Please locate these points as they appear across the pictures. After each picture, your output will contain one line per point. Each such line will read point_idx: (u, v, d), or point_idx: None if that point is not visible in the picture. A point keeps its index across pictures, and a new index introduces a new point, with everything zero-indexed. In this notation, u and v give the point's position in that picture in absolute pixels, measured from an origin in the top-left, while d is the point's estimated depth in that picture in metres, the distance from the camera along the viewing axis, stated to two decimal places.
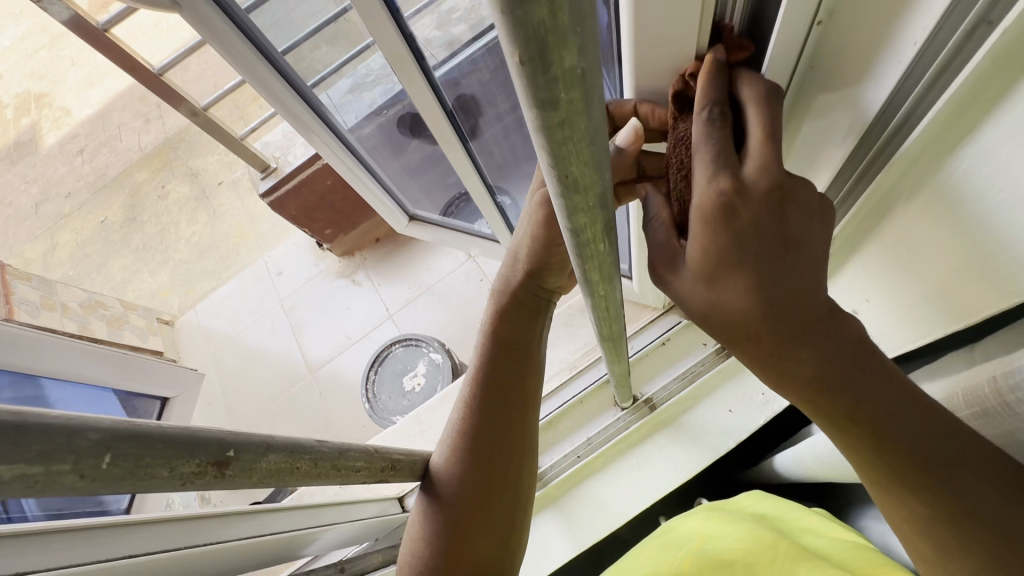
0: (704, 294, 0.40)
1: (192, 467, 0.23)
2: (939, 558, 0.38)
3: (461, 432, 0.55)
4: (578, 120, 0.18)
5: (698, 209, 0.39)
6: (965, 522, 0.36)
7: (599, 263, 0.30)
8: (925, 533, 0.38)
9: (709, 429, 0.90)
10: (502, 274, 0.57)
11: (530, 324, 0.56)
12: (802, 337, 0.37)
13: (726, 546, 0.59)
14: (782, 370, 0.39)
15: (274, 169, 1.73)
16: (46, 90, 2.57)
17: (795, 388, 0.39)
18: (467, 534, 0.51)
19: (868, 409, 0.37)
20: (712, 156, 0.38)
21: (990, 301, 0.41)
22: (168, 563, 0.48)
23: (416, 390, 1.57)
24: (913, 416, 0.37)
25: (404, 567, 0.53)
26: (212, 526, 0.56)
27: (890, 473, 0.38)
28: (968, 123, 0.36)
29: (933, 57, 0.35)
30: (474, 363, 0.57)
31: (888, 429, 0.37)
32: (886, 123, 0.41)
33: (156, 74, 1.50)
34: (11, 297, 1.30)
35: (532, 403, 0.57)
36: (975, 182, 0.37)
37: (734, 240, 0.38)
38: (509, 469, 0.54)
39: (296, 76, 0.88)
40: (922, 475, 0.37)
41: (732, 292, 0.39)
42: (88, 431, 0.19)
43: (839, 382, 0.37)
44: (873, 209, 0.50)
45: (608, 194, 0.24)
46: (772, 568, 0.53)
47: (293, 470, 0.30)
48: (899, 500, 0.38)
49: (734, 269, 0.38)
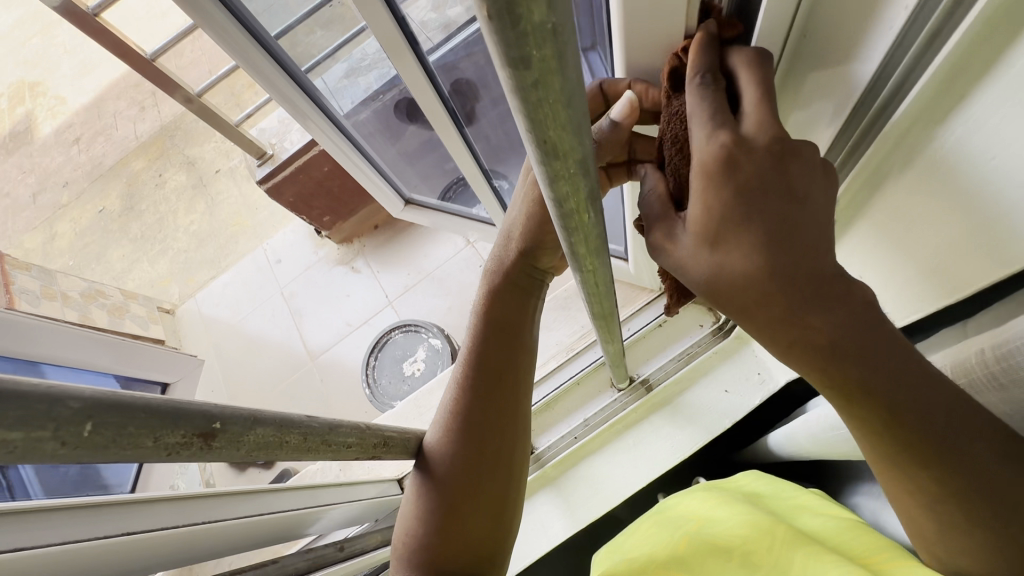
0: (708, 258, 0.39)
1: (177, 438, 0.23)
2: (947, 532, 0.36)
3: (457, 409, 0.55)
4: (552, 81, 0.18)
5: (697, 167, 0.38)
6: (974, 497, 0.34)
7: (585, 235, 0.29)
8: (934, 513, 0.36)
9: (705, 409, 0.90)
10: (496, 255, 0.58)
11: (523, 302, 0.57)
12: (811, 298, 0.36)
13: (724, 531, 0.58)
14: (787, 334, 0.37)
15: (271, 156, 1.72)
16: (40, 79, 2.55)
17: (803, 354, 0.37)
18: (462, 510, 0.51)
19: (882, 375, 0.35)
20: (710, 114, 0.38)
21: (984, 270, 0.41)
22: (170, 540, 0.49)
23: (416, 374, 1.59)
24: (926, 386, 0.35)
25: (397, 546, 0.53)
26: (216, 501, 0.57)
27: (905, 448, 0.35)
28: (959, 89, 0.35)
29: (927, 16, 0.34)
30: (468, 342, 0.58)
31: (900, 399, 0.35)
32: (877, 93, 0.41)
33: (149, 60, 1.48)
34: (10, 287, 1.30)
35: (525, 382, 0.57)
36: (967, 151, 0.37)
37: (737, 200, 0.37)
38: (503, 446, 0.54)
39: (289, 60, 0.86)
40: (932, 450, 0.35)
41: (735, 254, 0.38)
42: (69, 399, 0.19)
43: (850, 347, 0.36)
44: (865, 183, 0.49)
45: (589, 161, 0.24)
46: (769, 556, 0.52)
47: (282, 444, 0.30)
48: (910, 480, 0.36)
49: (736, 231, 0.38)
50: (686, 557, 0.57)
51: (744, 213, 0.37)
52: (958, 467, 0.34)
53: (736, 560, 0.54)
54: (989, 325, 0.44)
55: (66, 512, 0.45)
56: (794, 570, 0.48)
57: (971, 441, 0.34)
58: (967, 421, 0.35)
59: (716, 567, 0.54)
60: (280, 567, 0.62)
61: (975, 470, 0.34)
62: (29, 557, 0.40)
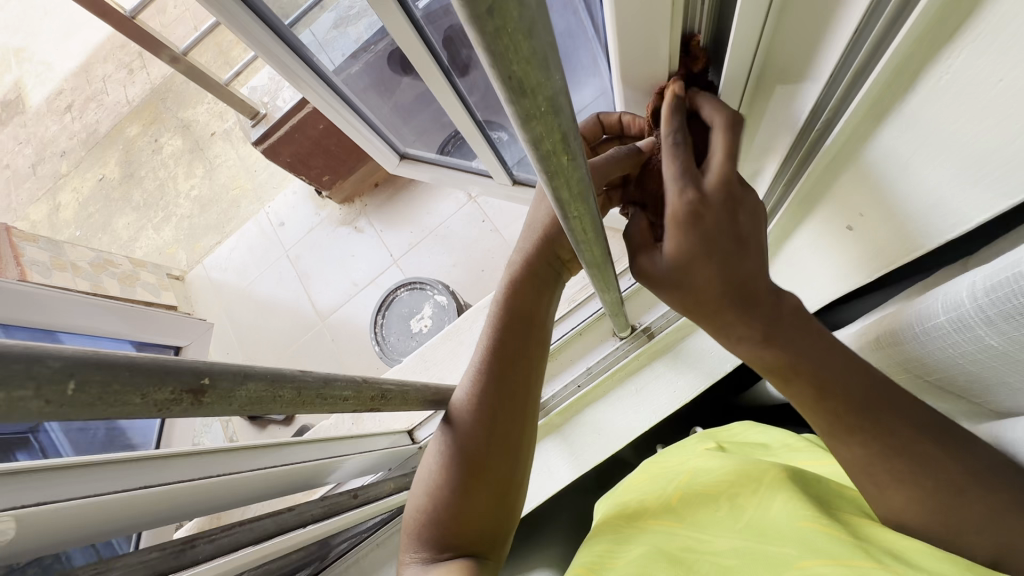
0: (678, 280, 0.47)
1: (165, 394, 0.24)
2: (882, 492, 0.44)
3: (474, 394, 0.56)
4: (508, 8, 0.16)
5: (671, 216, 0.45)
6: (901, 462, 0.43)
7: (567, 180, 0.28)
8: (868, 475, 0.45)
9: (707, 354, 0.91)
10: (520, 247, 0.57)
11: (541, 295, 0.57)
12: (751, 307, 0.46)
13: (712, 477, 0.59)
14: (738, 342, 0.47)
15: (264, 115, 1.69)
16: (25, 44, 2.47)
17: (751, 347, 0.47)
18: (473, 491, 0.53)
19: (808, 365, 0.45)
20: (681, 170, 0.45)
21: (972, 215, 0.39)
22: (204, 488, 0.51)
23: (424, 330, 1.60)
24: (840, 374, 0.45)
25: (409, 524, 0.55)
26: (247, 457, 0.60)
27: (839, 423, 0.44)
28: (965, 8, 0.31)
29: None
30: (486, 330, 0.58)
31: (825, 379, 0.45)
32: (880, 14, 0.36)
33: (129, 18, 1.42)
34: (21, 259, 1.30)
35: (538, 371, 0.58)
36: (969, 79, 0.33)
37: (699, 235, 0.45)
38: (512, 433, 0.55)
39: (273, 16, 0.83)
40: (861, 422, 0.44)
41: (700, 272, 0.46)
42: (49, 358, 0.19)
43: (787, 350, 0.45)
44: (862, 126, 0.44)
45: (560, 99, 0.23)
46: (754, 498, 0.54)
47: (275, 398, 0.31)
48: (846, 447, 0.45)
49: (704, 262, 0.45)
50: (678, 506, 0.58)
51: (711, 254, 0.45)
52: (876, 429, 0.44)
53: (724, 506, 0.55)
54: (985, 259, 0.43)
55: (105, 461, 0.48)
56: (776, 510, 0.50)
57: (885, 410, 0.44)
58: (878, 395, 0.44)
59: (706, 512, 0.56)
60: (298, 515, 0.65)
61: (886, 431, 0.43)
62: (75, 505, 0.42)
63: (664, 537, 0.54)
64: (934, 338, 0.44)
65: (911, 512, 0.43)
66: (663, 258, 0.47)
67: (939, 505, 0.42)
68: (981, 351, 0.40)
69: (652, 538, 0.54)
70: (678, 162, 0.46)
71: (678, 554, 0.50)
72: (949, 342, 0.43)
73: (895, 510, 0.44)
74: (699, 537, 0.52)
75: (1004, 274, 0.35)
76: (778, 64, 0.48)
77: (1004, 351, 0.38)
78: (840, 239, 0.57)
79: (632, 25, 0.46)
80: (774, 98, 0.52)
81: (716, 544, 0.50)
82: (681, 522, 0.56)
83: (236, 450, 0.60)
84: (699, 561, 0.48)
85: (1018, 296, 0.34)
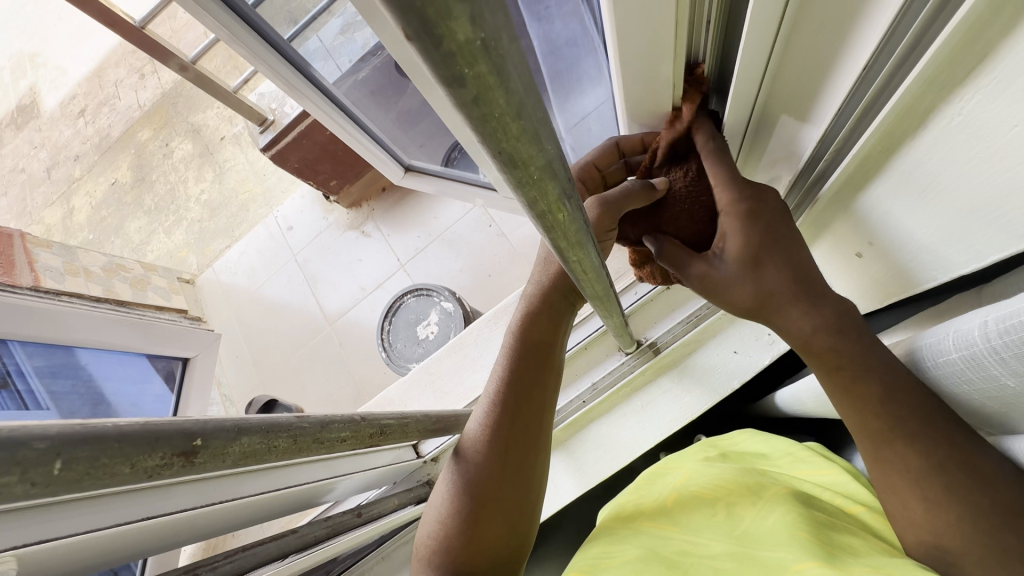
0: (750, 275, 0.51)
1: (156, 461, 0.23)
2: (928, 512, 0.43)
3: (488, 426, 0.55)
4: (494, 97, 0.16)
5: (736, 215, 0.51)
6: (956, 473, 0.42)
7: (564, 231, 0.28)
8: (917, 486, 0.44)
9: (714, 370, 0.90)
10: (535, 279, 0.59)
11: (555, 326, 0.57)
12: (820, 298, 0.49)
13: (710, 482, 0.59)
14: (809, 327, 0.48)
15: (272, 122, 1.71)
16: (38, 48, 2.47)
17: (825, 341, 0.48)
18: (484, 520, 0.52)
19: (880, 363, 0.46)
20: (727, 179, 0.52)
21: (990, 250, 0.37)
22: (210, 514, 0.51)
23: (430, 337, 1.60)
24: (902, 378, 0.45)
25: (422, 547, 0.54)
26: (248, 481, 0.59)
27: (897, 426, 0.44)
28: (981, 49, 0.30)
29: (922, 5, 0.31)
30: (502, 360, 0.58)
31: (893, 380, 0.45)
32: (894, 46, 0.34)
33: (137, 27, 1.43)
34: (34, 266, 1.31)
35: (550, 403, 0.58)
36: (987, 118, 0.32)
37: (760, 230, 0.51)
38: (526, 459, 0.55)
39: (273, 34, 0.84)
40: (917, 424, 0.44)
41: (771, 267, 0.50)
42: (35, 440, 0.19)
43: (856, 342, 0.47)
44: (875, 153, 0.43)
45: (555, 163, 0.22)
46: (753, 508, 0.54)
47: (270, 449, 0.30)
48: (897, 452, 0.45)
49: (773, 255, 0.50)
50: (675, 510, 0.58)
51: (779, 252, 0.50)
52: (933, 436, 0.43)
53: (721, 512, 0.55)
54: (1002, 293, 0.42)
55: None
56: (773, 522, 0.50)
57: (922, 422, 0.44)
58: (929, 402, 0.44)
59: (701, 516, 0.56)
60: (300, 537, 0.65)
61: (941, 440, 0.43)
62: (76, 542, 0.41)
63: (660, 541, 0.53)
64: (946, 373, 0.43)
65: (954, 531, 0.42)
66: (727, 257, 0.52)
67: (990, 525, 0.41)
68: (997, 390, 0.38)
69: (645, 541, 0.54)
70: (723, 173, 0.52)
71: (675, 559, 0.50)
72: (962, 378, 0.41)
73: (936, 533, 0.43)
74: (694, 541, 0.52)
75: (1018, 318, 0.33)
76: (784, 93, 0.47)
77: (1017, 391, 0.36)
78: (854, 262, 0.55)
79: (632, 46, 0.45)
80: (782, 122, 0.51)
81: (713, 550, 0.50)
82: (676, 526, 0.56)
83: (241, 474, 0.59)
84: (697, 564, 0.48)
85: None
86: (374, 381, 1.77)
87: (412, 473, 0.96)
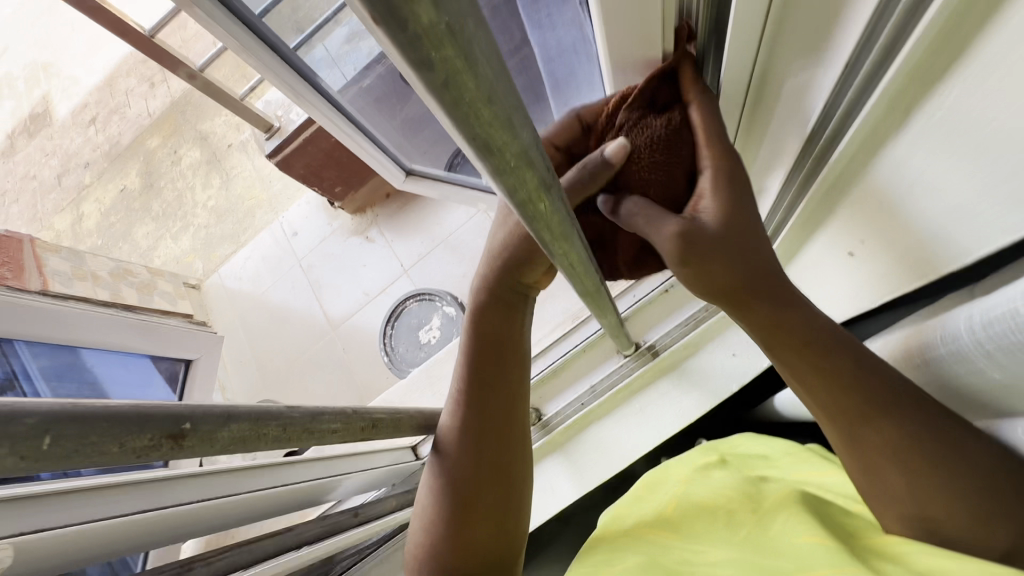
0: (729, 242, 0.46)
1: (144, 442, 0.24)
2: (910, 489, 0.44)
3: (460, 425, 0.55)
4: (463, 80, 0.16)
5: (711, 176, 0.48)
6: (928, 445, 0.43)
7: (548, 222, 0.28)
8: (896, 466, 0.44)
9: (712, 374, 0.90)
10: (481, 271, 0.57)
11: (509, 318, 0.56)
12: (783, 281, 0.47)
13: (711, 493, 0.59)
14: (777, 307, 0.46)
15: (278, 129, 1.73)
16: (52, 58, 2.51)
17: (795, 330, 0.46)
18: (469, 518, 0.52)
19: (834, 343, 0.46)
20: (707, 137, 0.49)
21: (975, 247, 0.37)
22: (206, 510, 0.51)
23: (432, 342, 1.60)
24: (863, 365, 0.46)
25: (412, 553, 0.54)
26: (247, 475, 0.59)
27: (863, 410, 0.45)
28: (957, 44, 0.31)
29: (899, 3, 0.32)
30: (460, 360, 0.57)
31: (859, 353, 0.46)
32: (871, 47, 0.35)
33: (148, 37, 1.46)
34: (43, 270, 1.33)
35: (520, 398, 0.57)
36: (966, 113, 0.32)
37: (732, 197, 0.47)
38: (501, 457, 0.55)
39: (279, 42, 0.86)
40: (883, 407, 0.45)
41: (747, 244, 0.46)
42: (25, 415, 0.20)
43: (808, 318, 0.47)
44: (862, 150, 0.44)
45: (532, 149, 0.23)
46: (752, 517, 0.53)
47: (259, 437, 0.31)
48: (873, 431, 0.45)
49: (745, 220, 0.46)
50: (676, 519, 0.58)
51: (749, 221, 0.46)
52: (897, 415, 0.44)
53: (720, 522, 0.55)
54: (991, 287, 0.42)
55: (110, 484, 0.48)
56: (773, 528, 0.50)
57: (889, 402, 0.45)
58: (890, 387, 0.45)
59: (702, 529, 0.55)
60: (297, 535, 0.65)
61: (907, 417, 0.44)
62: (74, 533, 0.42)
63: (658, 549, 0.53)
64: (936, 364, 0.43)
65: (937, 501, 0.43)
66: (706, 218, 0.46)
67: (970, 488, 0.42)
68: (986, 383, 0.38)
69: (647, 549, 0.54)
70: (707, 128, 0.49)
71: (672, 566, 0.49)
72: (953, 371, 0.41)
73: (918, 506, 0.44)
74: (691, 550, 0.52)
75: (999, 310, 0.33)
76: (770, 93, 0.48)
77: (1006, 385, 0.37)
78: (848, 262, 0.56)
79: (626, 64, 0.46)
80: (774, 126, 0.52)
81: (709, 556, 0.50)
82: (678, 536, 0.55)
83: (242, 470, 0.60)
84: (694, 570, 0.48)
85: (1015, 332, 0.32)
86: (375, 386, 1.77)
87: (411, 475, 0.97)
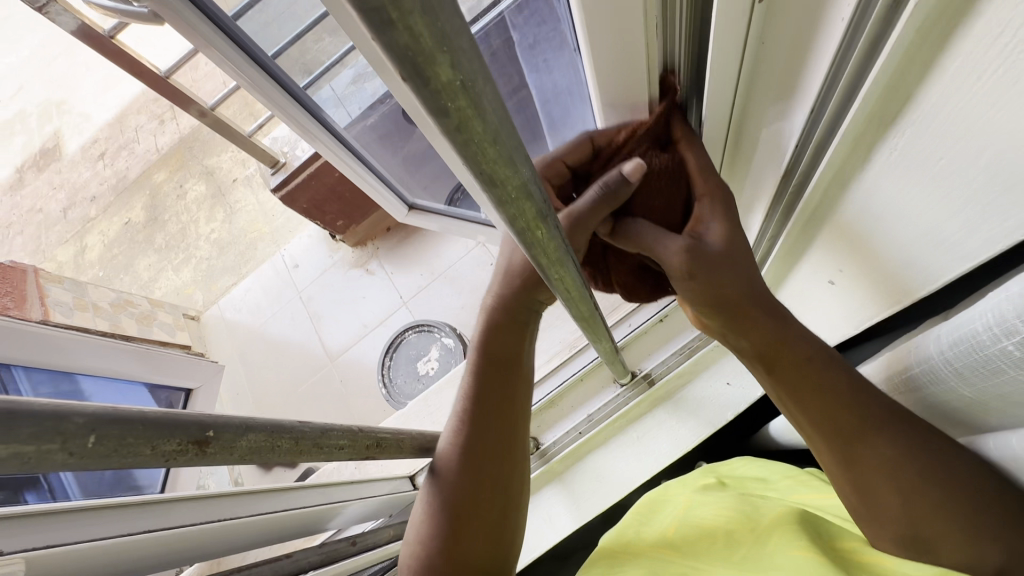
0: (728, 264, 0.52)
1: (172, 446, 0.26)
2: (904, 505, 0.47)
3: (459, 441, 0.57)
4: (472, 125, 0.20)
5: (709, 208, 0.54)
6: (920, 459, 0.47)
7: (543, 249, 0.31)
8: (894, 479, 0.47)
9: (708, 402, 0.91)
10: (496, 288, 0.59)
11: (520, 336, 0.58)
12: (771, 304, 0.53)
13: (709, 513, 0.60)
14: (769, 325, 0.52)
15: (284, 164, 1.78)
16: (65, 97, 2.60)
17: (786, 345, 0.51)
18: (464, 533, 0.53)
19: (821, 358, 0.51)
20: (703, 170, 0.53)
21: (948, 266, 0.41)
22: (206, 534, 0.51)
23: (430, 373, 1.62)
24: (851, 380, 0.50)
25: (405, 568, 0.54)
26: (248, 499, 0.60)
27: (860, 420, 0.49)
28: (903, 92, 0.36)
29: (849, 58, 0.37)
30: (466, 375, 0.59)
31: (846, 370, 0.50)
32: (832, 94, 0.40)
33: (162, 76, 1.53)
34: (45, 300, 1.36)
35: (521, 416, 0.59)
36: (918, 150, 0.37)
37: (730, 222, 0.54)
38: (499, 474, 0.56)
39: (290, 81, 0.91)
40: (877, 420, 0.48)
41: (740, 262, 0.53)
42: (74, 415, 0.22)
43: (801, 337, 0.51)
44: (835, 184, 0.48)
45: (530, 185, 0.26)
46: (750, 535, 0.54)
47: (273, 449, 0.33)
48: (873, 446, 0.48)
49: (740, 243, 0.53)
50: (678, 541, 0.58)
51: (745, 248, 0.53)
52: (893, 430, 0.48)
53: (721, 541, 0.55)
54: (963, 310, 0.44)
55: (115, 505, 0.49)
56: (769, 543, 0.51)
57: (883, 417, 0.49)
58: (884, 405, 0.49)
59: (704, 549, 0.56)
60: (294, 562, 0.64)
61: (902, 435, 0.48)
62: (81, 551, 0.42)
63: (661, 567, 0.54)
64: (914, 381, 0.46)
65: (927, 515, 0.46)
66: (712, 239, 0.53)
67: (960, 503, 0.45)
68: (958, 397, 0.41)
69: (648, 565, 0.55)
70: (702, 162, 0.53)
71: None
72: (928, 389, 0.44)
73: (911, 521, 0.46)
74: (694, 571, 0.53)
75: (961, 334, 0.36)
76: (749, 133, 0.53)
77: (976, 400, 0.39)
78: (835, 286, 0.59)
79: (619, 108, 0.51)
80: (754, 162, 0.57)
81: None
82: (680, 558, 0.56)
83: (243, 494, 0.60)
84: None
85: (976, 353, 0.35)
86: (372, 418, 1.77)
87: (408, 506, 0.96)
